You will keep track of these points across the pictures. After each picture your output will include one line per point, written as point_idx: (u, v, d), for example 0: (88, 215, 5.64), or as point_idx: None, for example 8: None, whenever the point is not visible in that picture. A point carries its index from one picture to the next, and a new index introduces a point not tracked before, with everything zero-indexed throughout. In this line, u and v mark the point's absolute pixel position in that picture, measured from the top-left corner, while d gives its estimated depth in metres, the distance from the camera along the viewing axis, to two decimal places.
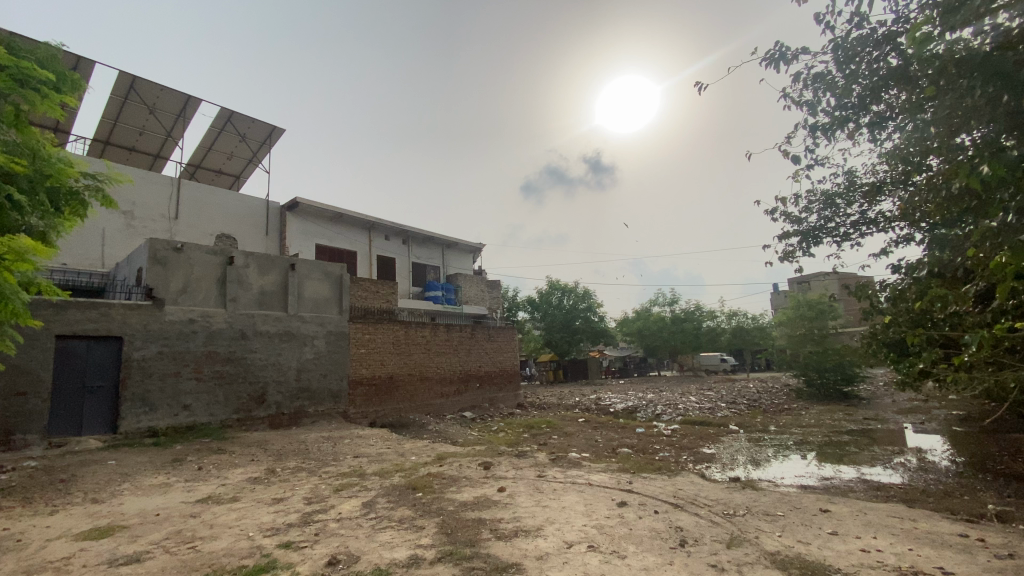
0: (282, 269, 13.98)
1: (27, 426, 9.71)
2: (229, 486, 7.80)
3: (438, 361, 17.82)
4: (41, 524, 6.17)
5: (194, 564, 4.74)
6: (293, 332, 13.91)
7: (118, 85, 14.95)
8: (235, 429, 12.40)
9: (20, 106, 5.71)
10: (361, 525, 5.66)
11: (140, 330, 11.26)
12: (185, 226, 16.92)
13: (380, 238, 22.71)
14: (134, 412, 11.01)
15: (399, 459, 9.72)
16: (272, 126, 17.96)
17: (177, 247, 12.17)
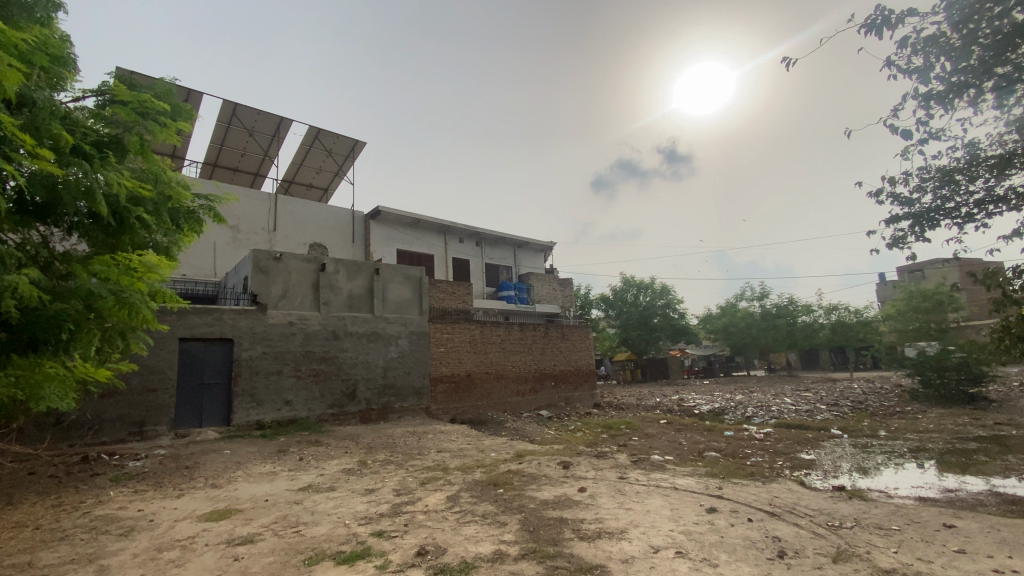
0: (368, 273, 14.83)
1: (158, 419, 11.06)
2: (326, 476, 8.42)
3: (514, 359, 18.03)
4: (172, 506, 7.03)
5: (299, 548, 5.16)
6: (379, 332, 14.72)
7: (223, 112, 16.64)
8: (330, 423, 13.34)
9: (144, 137, 6.57)
10: (446, 518, 5.85)
11: (247, 332, 12.45)
12: (283, 237, 18.46)
13: (455, 241, 23.39)
14: (244, 406, 12.20)
15: (480, 455, 9.93)
16: (354, 140, 19.09)
17: (277, 256, 13.29)
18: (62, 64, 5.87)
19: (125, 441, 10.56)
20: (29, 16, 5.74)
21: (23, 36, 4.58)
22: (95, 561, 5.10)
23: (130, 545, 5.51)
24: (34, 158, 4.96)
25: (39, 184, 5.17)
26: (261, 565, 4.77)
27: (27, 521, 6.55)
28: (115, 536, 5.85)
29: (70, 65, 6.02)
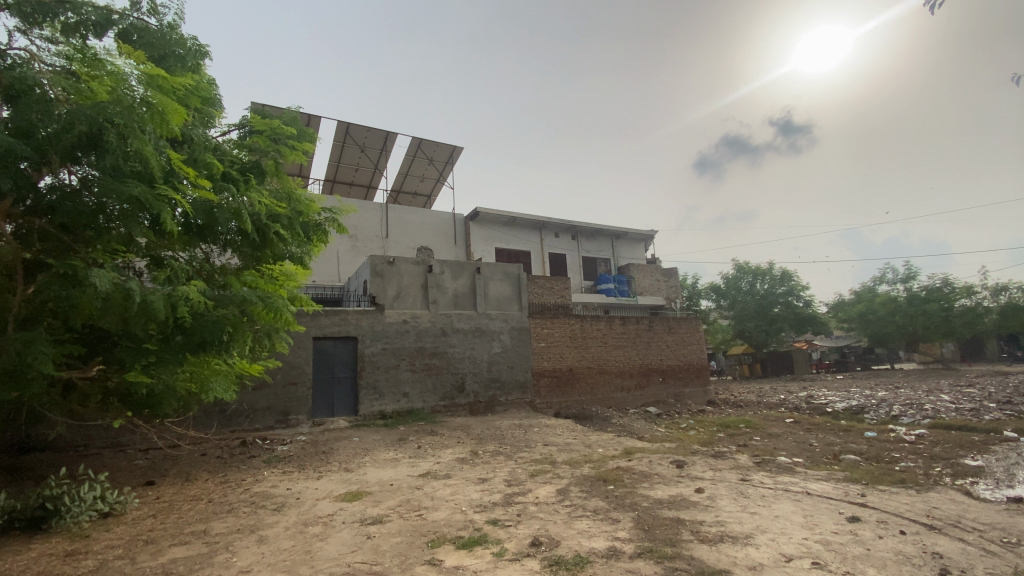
0: (470, 272, 15.44)
1: (299, 408, 12.50)
2: (443, 465, 8.94)
3: (618, 354, 17.63)
4: (314, 486, 7.93)
5: (422, 530, 5.53)
6: (483, 328, 15.27)
7: (339, 132, 18.25)
8: (443, 414, 14.11)
9: (278, 160, 7.49)
10: (558, 511, 5.90)
11: (368, 331, 13.60)
12: (394, 242, 19.85)
13: (551, 236, 23.47)
14: (368, 397, 13.35)
15: (588, 450, 9.87)
16: (453, 147, 19.86)
17: (390, 260, 14.31)
18: (211, 103, 6.92)
19: (273, 428, 12.09)
20: (184, 67, 6.90)
21: (183, 82, 5.56)
22: (257, 531, 5.92)
23: (283, 519, 6.31)
24: (196, 184, 5.90)
25: (201, 206, 6.12)
26: (390, 544, 5.19)
27: (205, 494, 7.80)
28: (271, 510, 6.74)
29: (217, 104, 7.08)
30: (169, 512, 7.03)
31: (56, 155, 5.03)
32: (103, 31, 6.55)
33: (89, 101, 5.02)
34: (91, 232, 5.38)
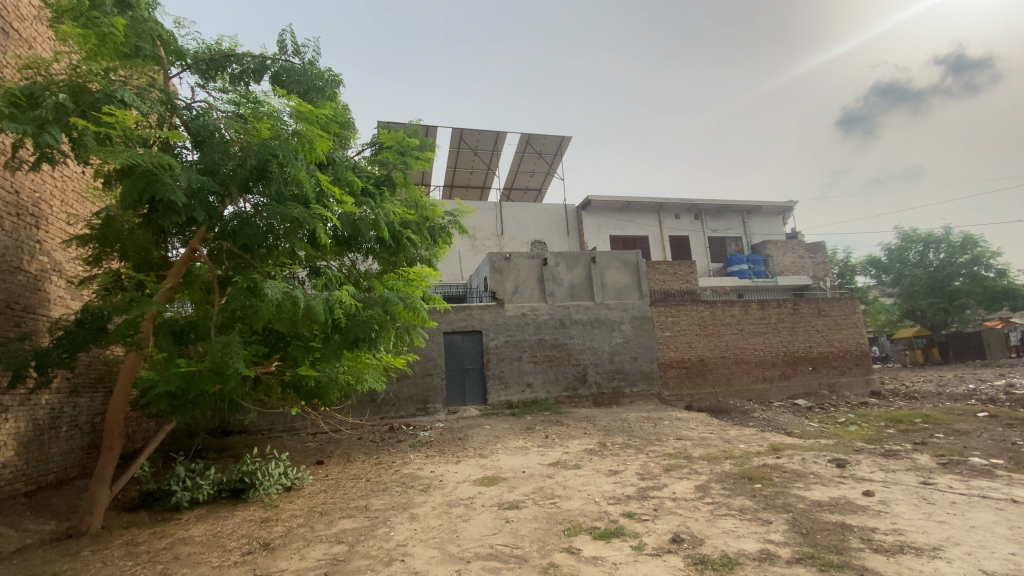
0: (586, 262, 15.33)
1: (435, 398, 13.46)
2: (572, 455, 9.01)
3: (755, 341, 16.18)
4: (453, 470, 8.51)
5: (558, 518, 5.64)
6: (602, 318, 15.05)
7: (453, 139, 19.18)
8: (567, 405, 14.22)
9: (405, 171, 8.15)
10: (698, 508, 5.61)
11: (491, 324, 14.18)
12: (510, 238, 20.42)
13: (671, 218, 22.28)
14: (495, 387, 13.92)
15: (727, 446, 9.21)
16: (561, 137, 19.63)
17: (508, 255, 14.76)
18: (348, 126, 7.70)
19: (415, 415, 13.18)
20: (324, 97, 7.69)
21: (324, 111, 6.35)
22: (409, 509, 6.53)
23: (429, 499, 6.87)
24: (339, 201, 6.66)
25: (346, 220, 6.89)
26: (528, 529, 5.38)
27: (363, 474, 8.79)
28: (419, 490, 7.40)
29: (353, 127, 7.86)
30: (336, 488, 8.05)
31: (235, 187, 6.01)
32: (261, 75, 7.58)
33: (256, 138, 5.98)
34: (264, 249, 6.35)
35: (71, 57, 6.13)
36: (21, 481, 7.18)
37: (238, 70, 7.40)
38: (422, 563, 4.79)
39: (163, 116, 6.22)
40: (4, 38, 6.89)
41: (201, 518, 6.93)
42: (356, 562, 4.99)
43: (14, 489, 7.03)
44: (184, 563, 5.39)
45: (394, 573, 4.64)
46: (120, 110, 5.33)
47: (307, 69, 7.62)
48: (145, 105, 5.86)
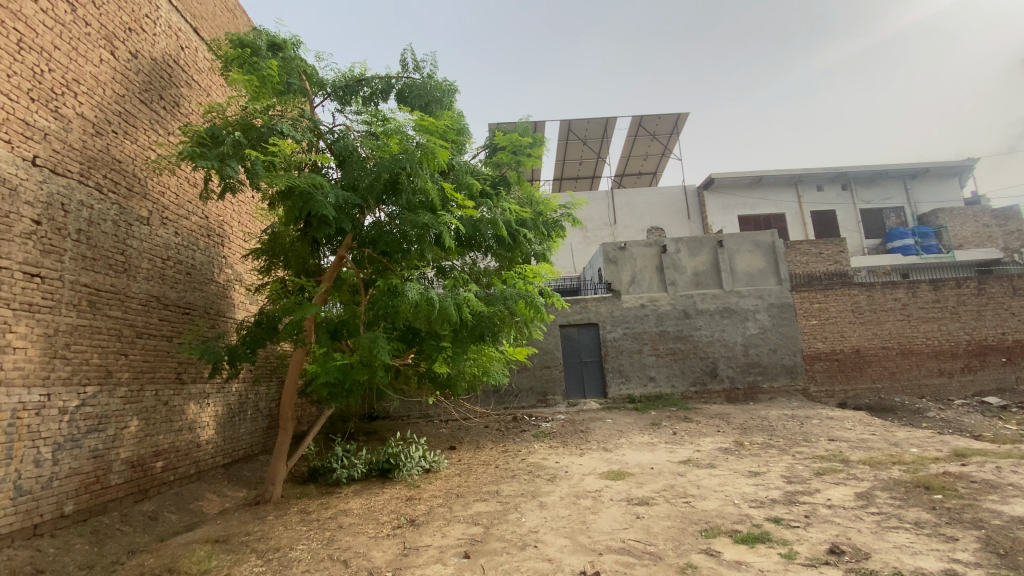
0: (711, 247, 14.42)
1: (555, 390, 13.60)
2: (705, 453, 8.52)
3: (927, 329, 13.83)
4: (579, 462, 8.56)
5: (693, 518, 5.39)
6: (732, 308, 14.01)
7: (561, 132, 19.03)
8: (696, 400, 13.48)
9: (519, 170, 8.39)
10: (860, 518, 4.97)
11: (608, 316, 13.94)
12: (624, 227, 19.84)
13: (811, 191, 19.89)
14: (616, 380, 13.65)
15: (895, 450, 8.01)
16: (677, 116, 18.34)
17: (622, 245, 14.39)
18: (464, 132, 8.08)
19: (536, 406, 13.45)
20: (443, 107, 8.20)
21: (444, 121, 6.77)
22: (538, 497, 6.71)
23: (557, 489, 7.00)
24: (461, 205, 7.08)
25: (467, 221, 7.27)
26: (661, 527, 5.22)
27: (493, 461, 9.23)
28: (546, 479, 7.58)
29: (469, 132, 8.23)
30: (469, 472, 8.58)
31: (372, 199, 6.67)
32: (388, 95, 8.27)
33: (387, 154, 6.58)
34: (399, 254, 6.95)
35: (240, 99, 7.25)
36: (221, 454, 8.76)
37: (368, 93, 8.18)
38: (555, 551, 4.89)
39: (312, 142, 7.10)
40: (190, 90, 8.37)
41: (357, 493, 7.85)
42: (493, 544, 5.27)
43: (216, 460, 8.61)
44: (346, 531, 6.16)
45: (528, 557, 4.82)
46: (280, 140, 6.21)
47: (426, 83, 8.14)
48: (298, 134, 6.75)
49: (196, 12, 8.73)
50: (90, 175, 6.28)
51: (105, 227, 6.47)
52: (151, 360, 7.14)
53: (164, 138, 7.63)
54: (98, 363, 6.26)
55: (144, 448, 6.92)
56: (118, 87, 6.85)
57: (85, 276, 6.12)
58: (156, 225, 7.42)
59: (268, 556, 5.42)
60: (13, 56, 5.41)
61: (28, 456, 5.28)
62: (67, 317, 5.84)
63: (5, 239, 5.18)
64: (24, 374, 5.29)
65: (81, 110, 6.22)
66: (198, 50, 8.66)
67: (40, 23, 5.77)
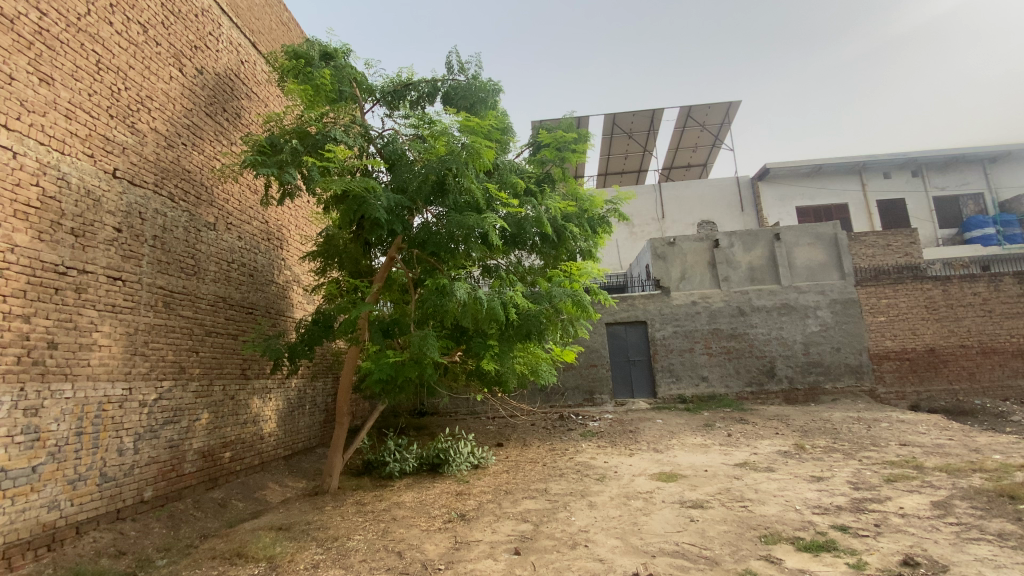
0: (766, 241, 13.84)
1: (602, 389, 13.44)
2: (762, 456, 8.18)
3: (1012, 325, 12.67)
4: (629, 462, 8.42)
5: (751, 523, 5.20)
6: (791, 304, 13.36)
7: (606, 126, 18.72)
8: (751, 401, 12.96)
9: (564, 167, 8.34)
10: (937, 529, 4.62)
11: (657, 314, 13.62)
12: (673, 221, 19.30)
13: (877, 179, 18.65)
14: (666, 380, 13.33)
15: (977, 456, 7.39)
16: (728, 104, 17.63)
17: (671, 241, 14.02)
18: (508, 131, 8.10)
19: (583, 405, 13.34)
20: (487, 108, 8.26)
21: (489, 121, 6.84)
22: (587, 497, 6.66)
23: (606, 489, 6.92)
24: (506, 204, 7.12)
25: (512, 219, 7.31)
26: (717, 531, 5.06)
27: (540, 459, 9.24)
28: (595, 479, 7.51)
29: (513, 131, 8.25)
30: (517, 470, 8.63)
31: (421, 201, 6.83)
32: (434, 97, 8.41)
33: (435, 156, 6.72)
34: (446, 253, 7.07)
35: (295, 109, 7.59)
36: (283, 447, 9.23)
37: (416, 96, 8.34)
38: (606, 551, 4.84)
39: (363, 147, 7.33)
40: (250, 102, 8.85)
41: (409, 487, 8.08)
42: (543, 542, 5.28)
43: (278, 452, 9.08)
44: (400, 523, 6.35)
45: (579, 557, 4.79)
46: (334, 147, 6.47)
47: (471, 84, 8.22)
48: (350, 140, 7.00)
49: (255, 27, 9.21)
50: (163, 185, 6.76)
51: (177, 233, 6.95)
52: (219, 357, 7.62)
53: (227, 148, 8.11)
54: (173, 359, 6.74)
55: (214, 439, 7.40)
56: (186, 102, 7.33)
57: (161, 279, 6.61)
58: (222, 230, 7.90)
59: (327, 545, 5.68)
60: (94, 77, 5.89)
61: (112, 445, 5.76)
62: (145, 317, 6.33)
63: (91, 246, 5.66)
64: (108, 369, 5.77)
65: (154, 124, 6.70)
66: (256, 63, 9.13)
67: (116, 45, 6.24)
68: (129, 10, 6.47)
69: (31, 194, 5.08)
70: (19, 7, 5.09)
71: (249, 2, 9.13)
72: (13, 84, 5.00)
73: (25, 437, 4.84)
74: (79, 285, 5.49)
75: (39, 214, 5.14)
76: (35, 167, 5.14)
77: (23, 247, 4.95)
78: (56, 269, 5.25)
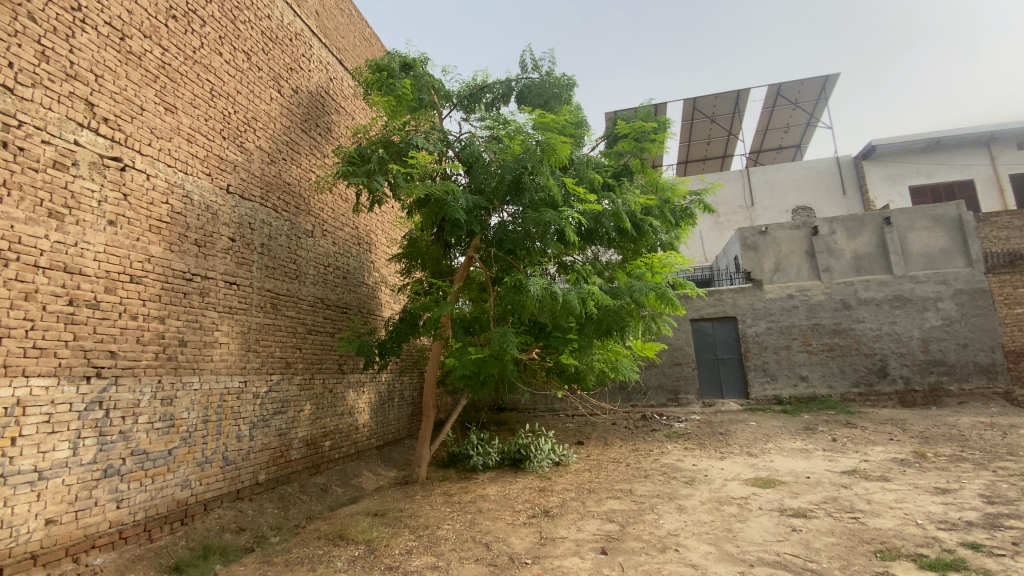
0: (873, 227, 12.55)
1: (688, 388, 12.88)
2: (874, 464, 7.41)
3: None
4: (720, 465, 8.01)
5: (863, 536, 4.73)
6: (906, 296, 11.99)
7: (686, 112, 17.87)
8: (860, 403, 11.79)
9: (642, 158, 8.06)
10: None
11: (748, 309, 12.79)
12: (763, 209, 18.00)
13: (1010, 150, 16.25)
14: (760, 380, 12.48)
15: None
16: (824, 78, 16.11)
17: (762, 230, 13.10)
18: (583, 125, 8.00)
19: (667, 405, 12.84)
20: (562, 103, 8.20)
21: (563, 117, 6.80)
22: (676, 500, 6.42)
23: (696, 492, 6.63)
24: (582, 199, 7.03)
25: (589, 214, 7.22)
26: (824, 543, 4.67)
27: (623, 458, 9.05)
28: (684, 482, 7.22)
29: (588, 125, 8.11)
30: (600, 469, 8.51)
31: (498, 200, 6.94)
32: (508, 98, 8.50)
33: (510, 155, 6.80)
34: (524, 251, 7.13)
35: (379, 120, 8.04)
36: (375, 437, 9.81)
37: (491, 98, 8.48)
38: (698, 557, 4.65)
39: (442, 151, 7.58)
40: (340, 116, 9.48)
41: (493, 480, 8.27)
42: (630, 543, 5.18)
43: (371, 442, 9.68)
44: (485, 516, 6.52)
45: (669, 561, 4.64)
46: (416, 154, 6.76)
47: (545, 81, 8.19)
48: (430, 145, 7.27)
49: (341, 45, 9.84)
50: (268, 198, 7.44)
51: (281, 240, 7.62)
52: (319, 353, 8.26)
53: (321, 160, 8.75)
54: (280, 355, 7.40)
55: (316, 429, 8.03)
56: (285, 120, 8.01)
57: (268, 283, 7.29)
58: (318, 237, 8.54)
59: (419, 532, 5.96)
60: (208, 103, 6.60)
61: (232, 432, 6.45)
62: (256, 317, 7.01)
63: (211, 254, 6.37)
64: (227, 364, 6.45)
65: (258, 143, 7.39)
66: (343, 79, 9.75)
67: (225, 73, 6.95)
68: (235, 40, 7.17)
69: (162, 211, 5.80)
70: (146, 46, 5.80)
71: (336, 22, 9.77)
72: (145, 114, 5.73)
73: (162, 424, 5.53)
74: (202, 290, 6.20)
75: (169, 227, 5.85)
76: (164, 187, 5.85)
77: (157, 257, 5.67)
78: (184, 276, 5.96)
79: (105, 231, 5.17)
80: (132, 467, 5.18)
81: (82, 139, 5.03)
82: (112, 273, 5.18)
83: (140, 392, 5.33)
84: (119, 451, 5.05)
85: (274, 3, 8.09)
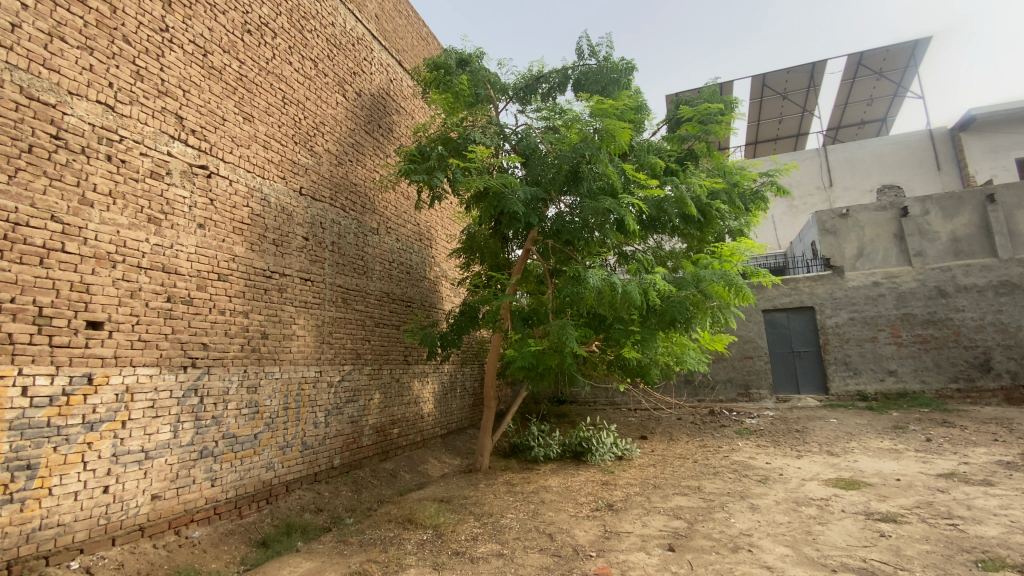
0: (973, 206, 11.36)
1: (759, 383, 12.26)
2: (974, 467, 6.74)
3: None
4: (795, 464, 7.58)
5: (963, 544, 4.32)
6: (1015, 282, 10.77)
7: (755, 91, 16.86)
8: (958, 401, 10.73)
9: (708, 140, 7.70)
10: None
11: (826, 298, 11.94)
12: (843, 189, 16.68)
13: None
14: (841, 375, 11.64)
15: None
16: (914, 44, 14.65)
17: (843, 213, 12.18)
18: (643, 110, 7.75)
19: (737, 400, 12.29)
20: (620, 88, 7.98)
21: (622, 101, 6.60)
22: (748, 498, 6.15)
23: (770, 492, 6.32)
24: (643, 186, 6.83)
25: (651, 202, 7.01)
26: (917, 551, 4.30)
27: (689, 454, 8.79)
28: (756, 480, 6.90)
29: (649, 109, 7.85)
30: (664, 464, 8.31)
31: (555, 191, 6.88)
32: (565, 86, 8.38)
33: (567, 145, 6.75)
34: (582, 241, 7.04)
35: (438, 117, 8.18)
36: (439, 426, 10.12)
37: (547, 88, 8.39)
38: (774, 559, 4.43)
39: (499, 145, 7.61)
40: (400, 116, 9.77)
41: (555, 472, 8.31)
42: (698, 541, 5.02)
43: (435, 431, 9.99)
44: (548, 506, 6.56)
45: (742, 561, 4.47)
46: (474, 148, 6.83)
47: (603, 66, 8.00)
48: (487, 140, 7.33)
49: (400, 46, 10.09)
50: (336, 198, 7.80)
51: (349, 238, 7.98)
52: (386, 345, 8.61)
53: (384, 160, 9.07)
54: (350, 347, 7.78)
55: (385, 417, 8.40)
56: (350, 123, 8.36)
57: (339, 279, 7.67)
58: (383, 234, 8.87)
59: (484, 520, 6.09)
60: (280, 110, 7.00)
61: (310, 419, 6.88)
62: (329, 311, 7.42)
63: (287, 253, 6.78)
64: (304, 355, 6.87)
65: (326, 146, 7.77)
66: (403, 80, 10.02)
67: (295, 80, 7.33)
68: (303, 49, 7.55)
69: (243, 213, 6.24)
70: (225, 60, 6.23)
71: (394, 24, 10.02)
72: (226, 124, 6.17)
73: (248, 410, 5.99)
74: (281, 286, 6.64)
75: (250, 228, 6.30)
76: (245, 191, 6.30)
77: (241, 256, 6.13)
78: (264, 273, 6.41)
79: (196, 233, 5.64)
80: (224, 449, 5.66)
81: (173, 150, 5.50)
82: (203, 272, 5.65)
83: (229, 380, 5.79)
84: (212, 434, 5.54)
85: (337, 10, 8.43)
